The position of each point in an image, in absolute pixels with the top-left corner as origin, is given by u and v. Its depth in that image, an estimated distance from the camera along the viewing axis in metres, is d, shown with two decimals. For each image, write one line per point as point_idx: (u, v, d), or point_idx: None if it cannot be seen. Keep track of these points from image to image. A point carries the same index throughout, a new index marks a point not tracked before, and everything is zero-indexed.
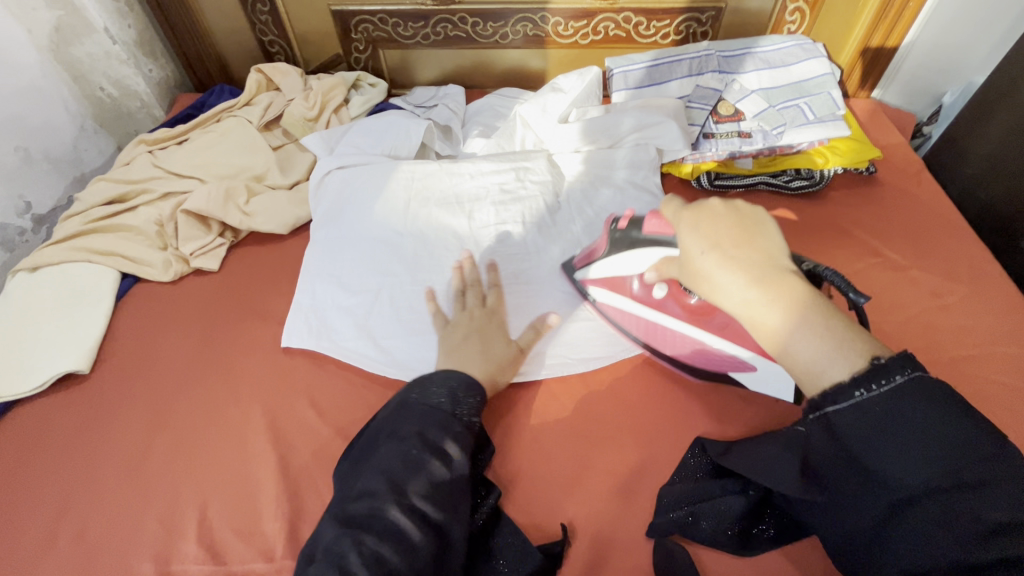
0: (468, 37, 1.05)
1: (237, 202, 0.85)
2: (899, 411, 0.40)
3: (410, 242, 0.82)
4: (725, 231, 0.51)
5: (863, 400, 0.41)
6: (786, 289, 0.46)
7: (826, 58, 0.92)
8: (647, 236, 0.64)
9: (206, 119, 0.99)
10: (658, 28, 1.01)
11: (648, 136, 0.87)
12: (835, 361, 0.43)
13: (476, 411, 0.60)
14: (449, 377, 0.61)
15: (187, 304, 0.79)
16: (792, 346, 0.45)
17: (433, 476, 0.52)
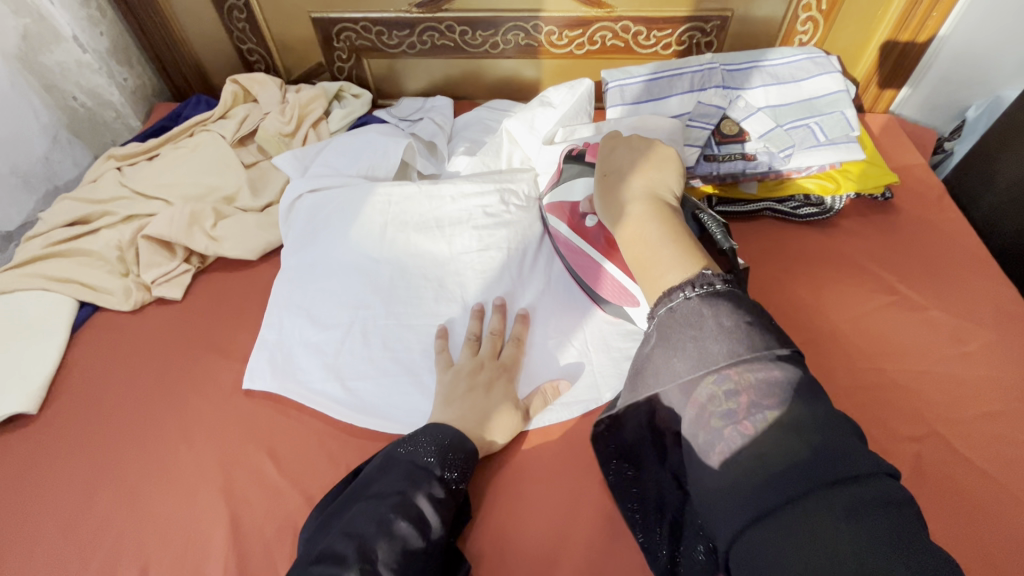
0: (456, 46, 0.99)
1: (203, 226, 0.80)
2: (735, 326, 0.42)
3: (385, 272, 0.77)
4: (639, 164, 0.59)
5: (689, 304, 0.45)
6: (650, 205, 0.54)
7: (840, 74, 0.84)
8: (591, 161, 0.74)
9: (178, 134, 0.94)
10: (659, 38, 0.94)
11: None
12: (672, 269, 0.49)
13: (465, 476, 0.57)
14: (438, 431, 0.58)
15: (148, 336, 0.74)
16: (646, 254, 0.51)
17: (409, 547, 0.49)
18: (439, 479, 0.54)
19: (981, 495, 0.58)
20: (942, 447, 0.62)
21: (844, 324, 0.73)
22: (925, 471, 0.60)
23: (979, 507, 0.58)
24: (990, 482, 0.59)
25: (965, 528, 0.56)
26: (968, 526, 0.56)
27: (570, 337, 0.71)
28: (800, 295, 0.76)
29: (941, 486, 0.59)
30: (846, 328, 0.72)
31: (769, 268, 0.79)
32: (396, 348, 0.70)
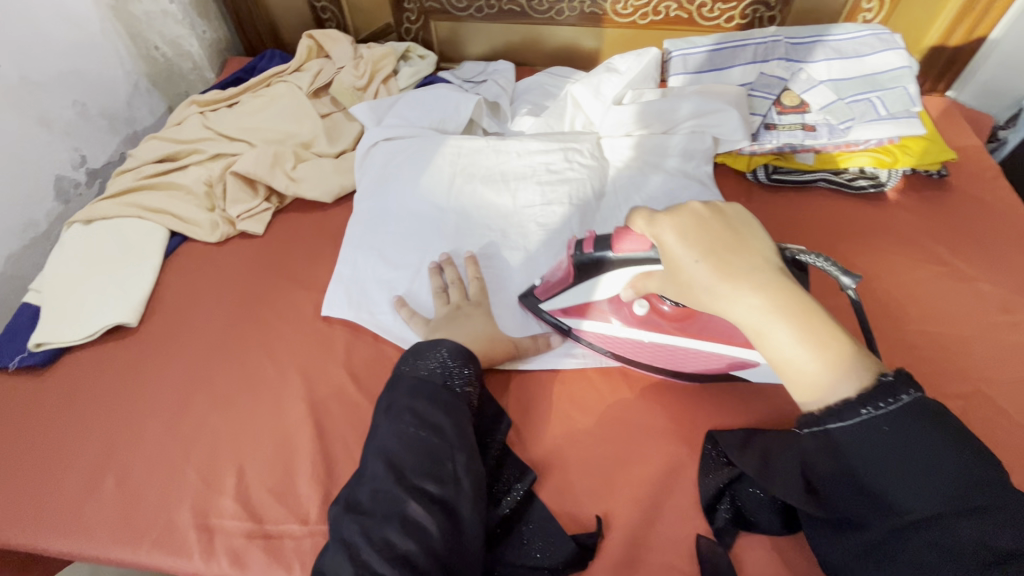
0: (522, 11, 1.02)
1: (284, 167, 0.85)
2: (889, 422, 0.39)
3: (453, 220, 0.81)
4: (716, 240, 0.44)
5: (871, 420, 0.39)
6: (782, 294, 0.41)
7: (905, 51, 0.85)
8: (619, 256, 0.55)
9: (256, 84, 0.99)
10: (723, 10, 0.96)
11: (705, 125, 0.84)
12: (842, 383, 0.40)
13: (473, 382, 0.58)
14: (436, 346, 0.58)
15: (233, 266, 0.80)
16: (797, 359, 0.41)
17: (443, 454, 0.50)
18: (450, 388, 0.55)
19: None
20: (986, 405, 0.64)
21: (895, 291, 0.75)
22: (971, 425, 0.63)
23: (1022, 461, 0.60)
24: None
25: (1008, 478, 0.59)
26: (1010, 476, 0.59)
27: None
28: (852, 262, 0.78)
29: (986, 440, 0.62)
30: (896, 295, 0.75)
31: (823, 236, 0.81)
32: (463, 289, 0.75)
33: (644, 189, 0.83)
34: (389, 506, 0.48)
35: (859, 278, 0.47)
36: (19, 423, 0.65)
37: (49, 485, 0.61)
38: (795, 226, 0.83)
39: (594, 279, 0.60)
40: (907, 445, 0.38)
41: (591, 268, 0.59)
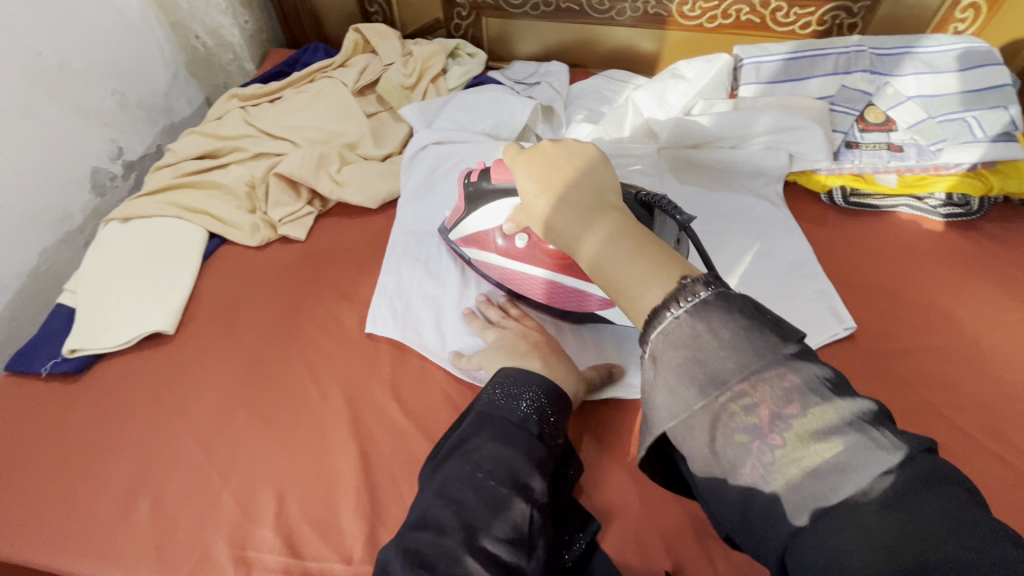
0: (580, 10, 0.97)
1: (329, 169, 0.81)
2: (738, 339, 0.33)
3: None
4: (589, 196, 0.43)
5: (672, 322, 0.34)
6: (644, 250, 0.39)
7: (1006, 68, 0.78)
8: (495, 184, 0.61)
9: (299, 79, 0.95)
10: (800, 15, 0.90)
11: (782, 141, 0.78)
12: (649, 290, 0.37)
13: (562, 433, 0.54)
14: (525, 381, 0.55)
15: (272, 273, 0.76)
16: (621, 278, 0.38)
17: (517, 512, 0.47)
18: (539, 437, 0.52)
19: None
20: None
21: (990, 332, 0.68)
22: None
23: None
24: None
25: None
26: None
27: None
28: (939, 297, 0.72)
29: None
30: (990, 337, 0.68)
31: (906, 266, 0.75)
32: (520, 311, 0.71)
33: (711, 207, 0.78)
34: (446, 556, 0.44)
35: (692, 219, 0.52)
36: (52, 432, 0.62)
37: (82, 500, 0.58)
38: (874, 254, 0.76)
39: (488, 207, 0.64)
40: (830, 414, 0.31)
41: (475, 198, 0.64)
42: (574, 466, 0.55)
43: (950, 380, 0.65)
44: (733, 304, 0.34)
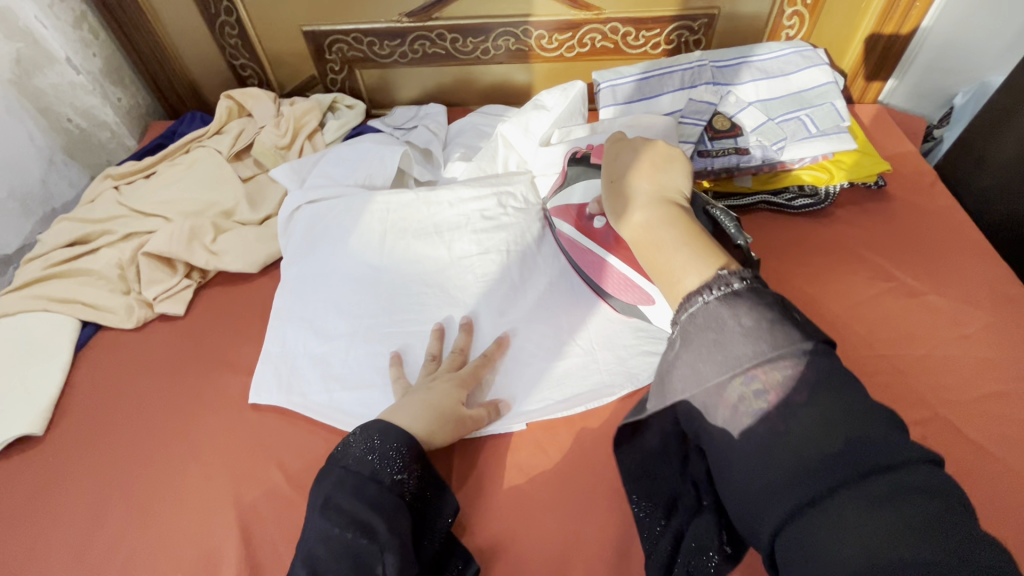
0: (448, 54, 1.00)
1: (203, 240, 0.80)
2: (756, 328, 0.38)
3: (390, 280, 0.77)
4: (616, 156, 0.55)
5: (705, 306, 0.41)
6: (662, 209, 0.48)
7: (828, 66, 0.85)
8: (596, 164, 0.72)
9: (174, 151, 0.94)
10: (648, 38, 0.96)
11: None
12: (680, 262, 0.45)
13: (413, 467, 0.53)
14: (368, 427, 0.54)
15: (152, 353, 0.74)
16: (664, 258, 0.46)
17: (368, 563, 0.46)
18: (382, 478, 0.51)
19: (994, 481, 0.58)
20: (949, 432, 0.61)
21: (843, 313, 0.73)
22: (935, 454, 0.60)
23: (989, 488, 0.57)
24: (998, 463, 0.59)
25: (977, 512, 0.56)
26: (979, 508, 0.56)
27: (573, 334, 0.72)
28: (800, 285, 0.76)
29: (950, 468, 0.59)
30: (847, 317, 0.73)
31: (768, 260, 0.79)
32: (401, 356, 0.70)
33: None
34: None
35: (750, 243, 0.53)
36: None
37: None
38: None
39: (580, 185, 0.72)
40: (846, 393, 0.35)
41: (574, 169, 0.74)
42: (448, 502, 0.54)
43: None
44: (761, 298, 0.40)
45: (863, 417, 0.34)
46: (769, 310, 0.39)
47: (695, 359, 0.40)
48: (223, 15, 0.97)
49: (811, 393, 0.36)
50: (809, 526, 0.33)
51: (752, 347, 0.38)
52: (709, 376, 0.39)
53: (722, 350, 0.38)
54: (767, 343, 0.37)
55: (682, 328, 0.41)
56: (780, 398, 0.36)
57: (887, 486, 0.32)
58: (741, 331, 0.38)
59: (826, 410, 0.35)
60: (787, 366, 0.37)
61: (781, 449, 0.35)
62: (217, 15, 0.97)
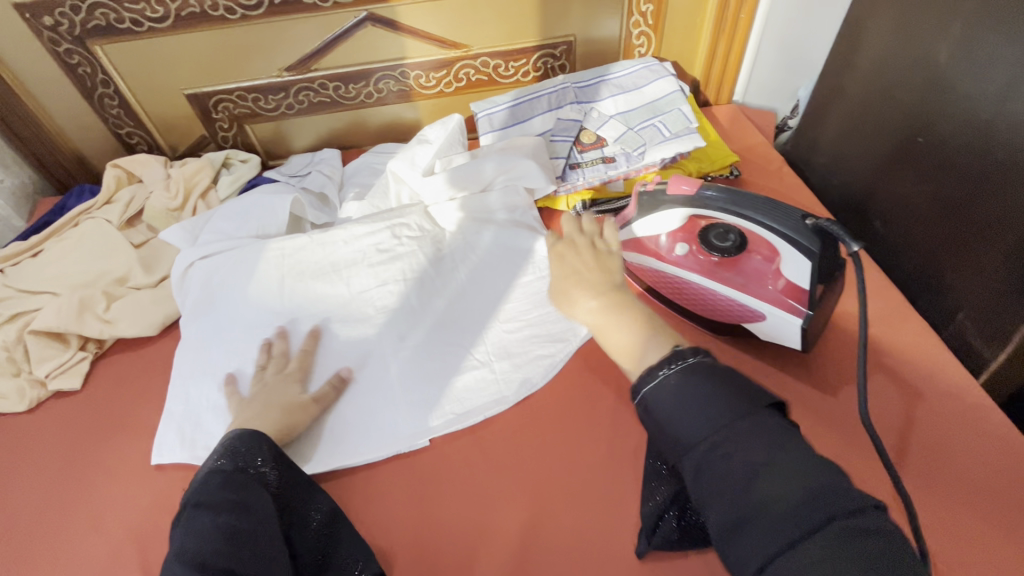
0: (333, 101, 1.05)
1: (95, 310, 0.80)
2: (679, 383, 0.48)
3: (293, 323, 0.79)
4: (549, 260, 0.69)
5: (664, 377, 0.49)
6: (614, 296, 0.60)
7: (673, 77, 0.95)
8: (670, 197, 0.72)
9: (61, 226, 0.93)
10: (517, 67, 1.04)
11: (514, 177, 0.88)
12: (628, 332, 0.57)
13: (280, 464, 0.60)
14: (231, 435, 0.60)
15: (49, 433, 0.73)
16: (622, 334, 0.57)
17: (238, 528, 0.51)
18: (255, 470, 0.58)
19: (843, 419, 0.65)
20: (808, 382, 0.68)
21: None
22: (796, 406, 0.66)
23: (841, 428, 0.64)
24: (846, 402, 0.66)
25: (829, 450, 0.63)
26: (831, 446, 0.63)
27: (470, 348, 0.76)
28: None
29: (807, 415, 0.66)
30: None
31: None
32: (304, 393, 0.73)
33: (478, 248, 0.86)
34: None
35: (859, 251, 0.56)
36: None
37: None
38: None
39: (656, 216, 0.74)
40: (738, 416, 0.45)
41: (645, 204, 0.74)
42: (314, 499, 0.61)
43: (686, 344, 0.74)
44: (691, 373, 0.48)
45: (817, 471, 0.41)
46: (708, 373, 0.48)
47: (661, 425, 0.48)
48: (100, 87, 0.98)
49: (773, 452, 0.42)
50: (780, 562, 0.38)
51: (702, 407, 0.46)
52: (675, 437, 0.46)
53: (691, 411, 0.46)
54: (735, 406, 0.45)
55: (639, 391, 0.50)
56: (744, 460, 0.42)
57: (837, 526, 0.38)
58: (689, 398, 0.47)
59: (787, 461, 0.41)
60: (728, 430, 0.44)
61: (740, 502, 0.41)
62: (94, 89, 0.98)
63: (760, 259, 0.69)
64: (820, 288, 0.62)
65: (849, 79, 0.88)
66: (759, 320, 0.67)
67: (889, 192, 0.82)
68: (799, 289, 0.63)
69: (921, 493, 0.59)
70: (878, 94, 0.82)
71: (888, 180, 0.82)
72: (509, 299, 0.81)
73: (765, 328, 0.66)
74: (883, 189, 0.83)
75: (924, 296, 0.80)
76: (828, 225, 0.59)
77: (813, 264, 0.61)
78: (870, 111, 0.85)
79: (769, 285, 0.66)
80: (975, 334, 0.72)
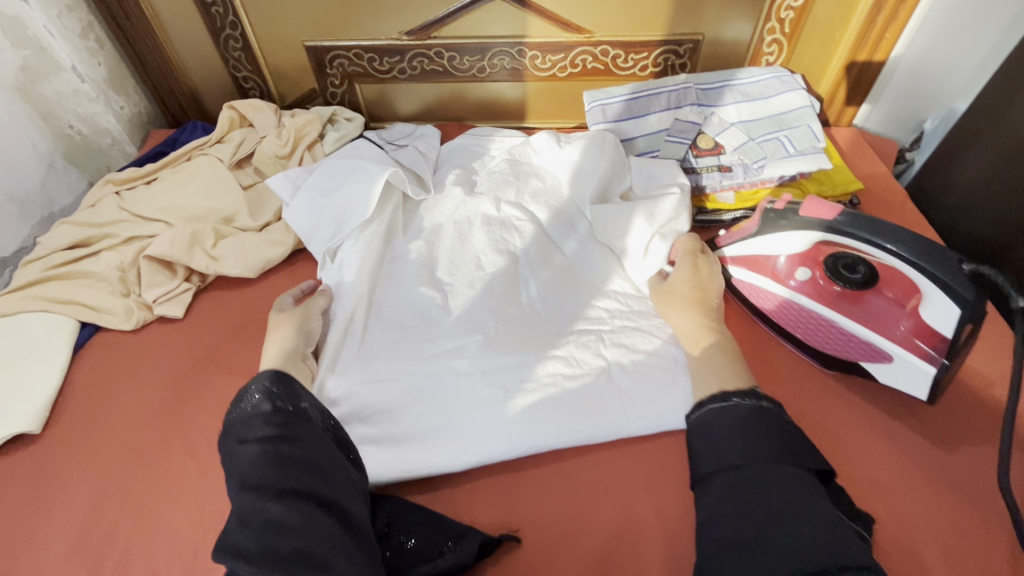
0: (445, 70, 1.04)
1: (204, 245, 0.82)
2: (733, 411, 0.53)
3: (400, 321, 0.74)
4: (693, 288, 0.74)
5: (732, 405, 0.54)
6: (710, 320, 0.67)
7: (805, 91, 0.90)
8: (802, 217, 0.67)
9: (175, 159, 0.96)
10: (636, 60, 1.01)
11: (608, 213, 0.81)
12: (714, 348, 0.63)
13: (282, 390, 0.50)
14: (259, 382, 0.51)
15: (150, 354, 0.76)
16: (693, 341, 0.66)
17: (289, 453, 0.45)
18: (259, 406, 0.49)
19: (960, 478, 0.61)
20: (924, 434, 0.64)
21: None
22: (904, 459, 0.62)
23: (957, 491, 0.60)
24: (963, 463, 0.62)
25: (941, 510, 0.59)
26: (942, 508, 0.59)
27: (559, 338, 0.72)
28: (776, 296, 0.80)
29: (917, 469, 0.62)
30: None
31: None
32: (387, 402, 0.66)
33: (551, 262, 0.80)
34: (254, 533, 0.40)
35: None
36: None
37: None
38: None
39: (784, 236, 0.69)
40: (766, 463, 0.48)
41: (773, 222, 0.70)
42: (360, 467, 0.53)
43: (827, 422, 0.65)
44: (747, 407, 0.53)
45: (830, 528, 0.43)
46: (769, 418, 0.52)
47: (689, 436, 0.54)
48: (227, 29, 1.00)
49: (789, 495, 0.45)
50: None
51: (757, 442, 0.50)
52: (718, 453, 0.50)
53: (726, 432, 0.51)
54: (761, 454, 0.49)
55: (718, 401, 0.55)
56: (762, 500, 0.45)
57: None
58: (749, 426, 0.51)
59: (784, 500, 0.45)
60: (769, 463, 0.48)
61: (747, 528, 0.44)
62: (221, 29, 1.00)
63: (889, 299, 0.65)
64: (969, 328, 0.57)
65: (1007, 118, 0.81)
66: (883, 361, 0.64)
67: None
68: (936, 334, 0.59)
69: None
70: None
71: None
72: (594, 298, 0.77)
73: (890, 372, 0.63)
74: None
75: None
76: (989, 272, 0.54)
77: (965, 315, 0.56)
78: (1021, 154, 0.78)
79: (899, 327, 0.63)
80: None
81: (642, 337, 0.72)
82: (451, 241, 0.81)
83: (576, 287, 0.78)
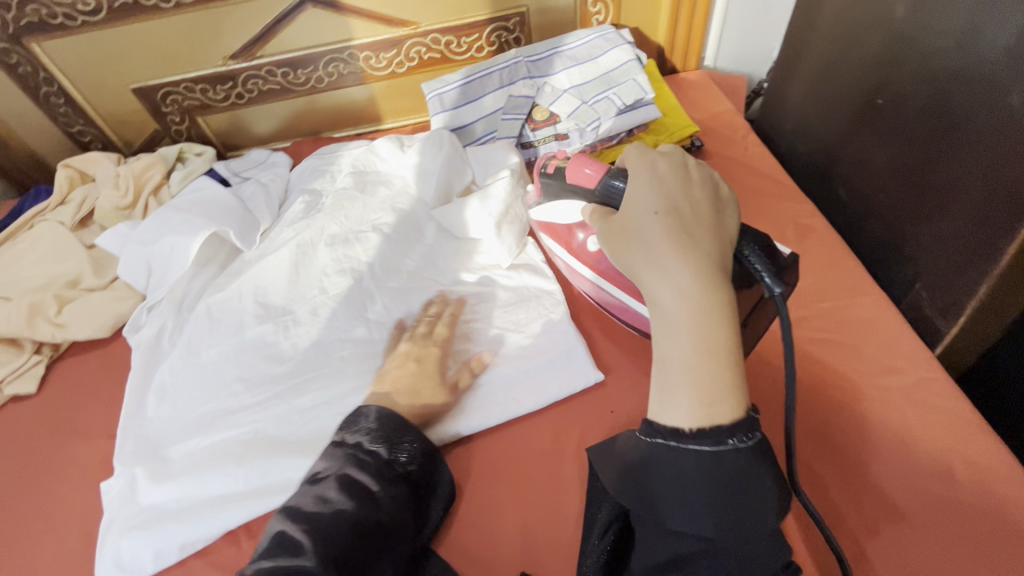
0: (283, 88, 1.02)
1: (46, 314, 0.80)
2: (722, 455, 0.44)
3: (236, 356, 0.74)
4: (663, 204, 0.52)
5: (729, 448, 0.44)
6: (707, 291, 0.46)
7: (630, 45, 0.90)
8: (568, 184, 0.67)
9: (16, 229, 0.93)
10: (470, 43, 1.00)
11: (447, 223, 0.83)
12: (690, 347, 0.45)
13: (395, 446, 0.57)
14: (371, 420, 0.59)
15: (6, 434, 0.75)
16: (672, 327, 0.47)
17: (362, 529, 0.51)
18: (372, 456, 0.56)
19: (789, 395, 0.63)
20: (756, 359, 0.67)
21: None
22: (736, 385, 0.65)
23: None
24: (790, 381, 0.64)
25: None
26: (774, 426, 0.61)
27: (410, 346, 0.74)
28: None
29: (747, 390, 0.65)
30: None
31: None
32: (218, 455, 0.66)
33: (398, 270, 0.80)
34: None
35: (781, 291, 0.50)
36: None
37: None
38: None
39: (562, 203, 0.71)
40: (748, 531, 0.44)
41: (551, 189, 0.71)
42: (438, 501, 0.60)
43: None
44: (747, 444, 0.44)
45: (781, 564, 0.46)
46: (762, 458, 0.45)
47: (651, 474, 0.47)
48: (43, 86, 0.96)
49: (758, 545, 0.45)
50: None
51: (737, 505, 0.44)
52: (690, 514, 0.45)
53: (703, 489, 0.44)
54: (745, 528, 0.44)
55: (682, 440, 0.45)
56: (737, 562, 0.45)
57: None
58: (734, 482, 0.44)
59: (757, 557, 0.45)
60: (745, 536, 0.45)
61: None
62: (37, 88, 0.96)
63: None
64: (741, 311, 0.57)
65: (814, 38, 0.83)
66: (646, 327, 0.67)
67: (853, 154, 0.77)
68: None
69: (850, 509, 0.57)
70: (842, 49, 0.77)
71: (853, 141, 0.77)
72: (444, 301, 0.78)
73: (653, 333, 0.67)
74: (846, 151, 0.79)
75: (883, 268, 0.75)
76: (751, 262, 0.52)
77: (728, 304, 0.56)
78: (835, 70, 0.79)
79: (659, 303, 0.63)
80: (931, 306, 0.67)
81: (480, 330, 0.75)
82: (296, 267, 0.80)
83: (425, 290, 0.79)
